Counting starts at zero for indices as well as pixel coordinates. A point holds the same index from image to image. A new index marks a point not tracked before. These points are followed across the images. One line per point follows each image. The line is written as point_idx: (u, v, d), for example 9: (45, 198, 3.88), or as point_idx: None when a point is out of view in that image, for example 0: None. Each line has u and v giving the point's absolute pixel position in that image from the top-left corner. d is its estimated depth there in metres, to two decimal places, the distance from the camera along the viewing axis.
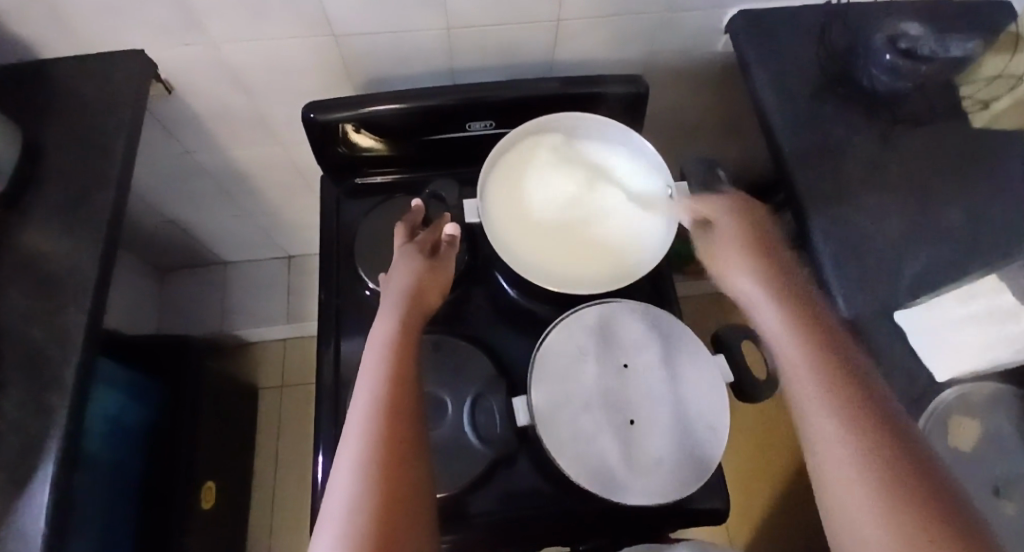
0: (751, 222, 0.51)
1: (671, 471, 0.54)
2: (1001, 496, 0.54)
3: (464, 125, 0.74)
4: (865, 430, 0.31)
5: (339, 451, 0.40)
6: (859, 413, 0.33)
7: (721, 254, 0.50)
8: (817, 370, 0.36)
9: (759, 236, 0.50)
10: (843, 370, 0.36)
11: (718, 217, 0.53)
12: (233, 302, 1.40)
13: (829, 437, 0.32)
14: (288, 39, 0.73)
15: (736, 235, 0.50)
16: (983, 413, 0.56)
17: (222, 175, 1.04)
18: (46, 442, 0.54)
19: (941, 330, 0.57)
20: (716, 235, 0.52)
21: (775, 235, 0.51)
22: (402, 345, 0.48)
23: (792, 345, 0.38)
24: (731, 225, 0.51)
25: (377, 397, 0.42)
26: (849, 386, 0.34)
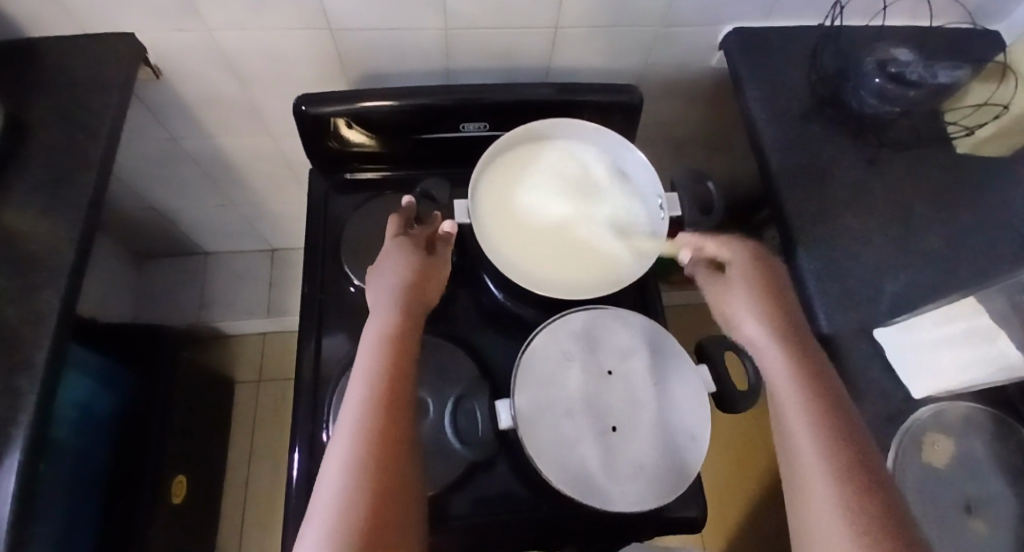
0: (764, 265, 0.55)
1: (650, 478, 0.54)
2: (972, 515, 0.52)
3: (457, 125, 0.74)
4: (847, 467, 0.37)
5: (328, 449, 0.40)
6: (843, 449, 0.39)
7: (731, 298, 0.54)
8: (810, 421, 0.41)
9: (772, 279, 0.54)
10: (836, 413, 0.42)
11: (732, 259, 0.57)
12: (214, 294, 1.38)
13: (815, 470, 0.38)
14: (284, 30, 0.73)
15: (748, 278, 0.54)
16: (958, 433, 0.56)
17: (209, 163, 1.03)
18: (9, 428, 0.52)
19: (919, 349, 0.57)
20: (726, 278, 0.56)
21: (785, 281, 0.55)
22: (396, 341, 0.47)
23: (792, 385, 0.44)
24: (743, 268, 0.55)
25: (370, 395, 0.42)
26: (840, 430, 0.40)
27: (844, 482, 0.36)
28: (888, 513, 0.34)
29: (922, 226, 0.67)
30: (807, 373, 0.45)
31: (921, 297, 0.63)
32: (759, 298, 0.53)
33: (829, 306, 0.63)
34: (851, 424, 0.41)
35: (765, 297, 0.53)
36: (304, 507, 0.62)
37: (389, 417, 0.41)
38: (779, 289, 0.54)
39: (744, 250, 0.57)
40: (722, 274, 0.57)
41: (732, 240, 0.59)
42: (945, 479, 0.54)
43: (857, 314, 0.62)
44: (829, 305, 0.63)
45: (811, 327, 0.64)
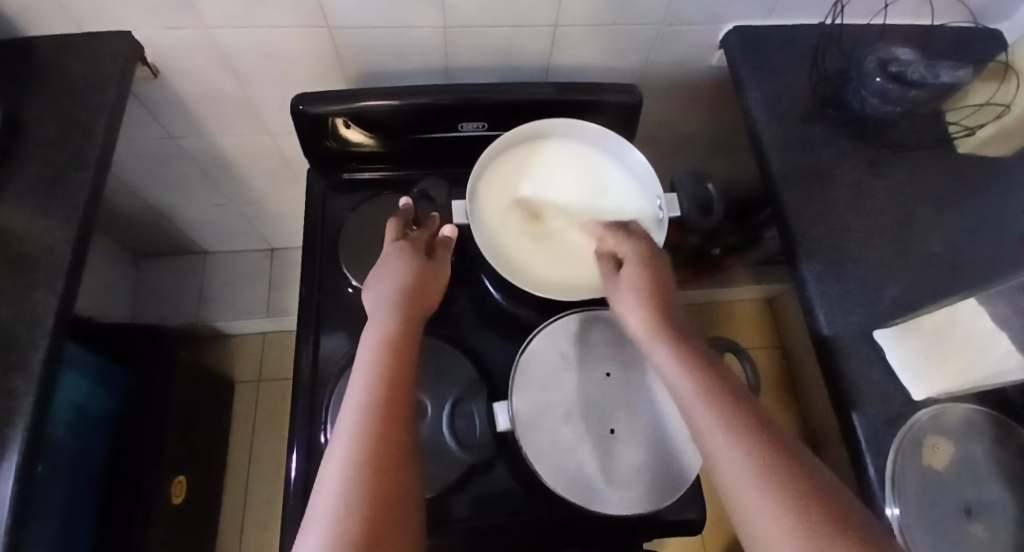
0: (653, 260, 0.53)
1: (650, 482, 0.53)
2: (971, 518, 0.52)
3: (456, 125, 0.74)
4: (766, 466, 0.34)
5: (327, 453, 0.40)
6: (749, 426, 0.37)
7: (621, 298, 0.51)
8: (713, 404, 0.38)
9: (658, 274, 0.51)
10: (734, 402, 0.38)
11: (628, 258, 0.54)
12: (212, 293, 1.37)
13: (738, 466, 0.35)
14: (282, 29, 0.72)
15: (635, 278, 0.51)
16: (958, 436, 0.55)
17: (207, 162, 1.02)
18: (6, 429, 0.51)
19: (917, 351, 0.57)
20: (619, 276, 0.53)
21: (670, 274, 0.52)
22: (395, 346, 0.47)
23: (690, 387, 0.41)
24: (635, 267, 0.52)
25: (369, 399, 0.42)
26: (739, 414, 0.38)
27: (770, 487, 0.33)
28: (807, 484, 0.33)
29: (923, 228, 0.67)
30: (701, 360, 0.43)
31: (921, 299, 0.62)
32: (649, 295, 0.49)
33: (829, 308, 0.62)
34: (751, 413, 0.38)
35: (654, 289, 0.50)
36: (301, 509, 0.61)
37: (388, 423, 0.40)
38: (664, 279, 0.51)
39: (637, 247, 0.54)
40: (616, 272, 0.54)
41: (625, 239, 0.57)
42: (945, 483, 0.54)
43: (857, 315, 0.62)
44: (828, 307, 0.62)
45: (811, 329, 0.64)
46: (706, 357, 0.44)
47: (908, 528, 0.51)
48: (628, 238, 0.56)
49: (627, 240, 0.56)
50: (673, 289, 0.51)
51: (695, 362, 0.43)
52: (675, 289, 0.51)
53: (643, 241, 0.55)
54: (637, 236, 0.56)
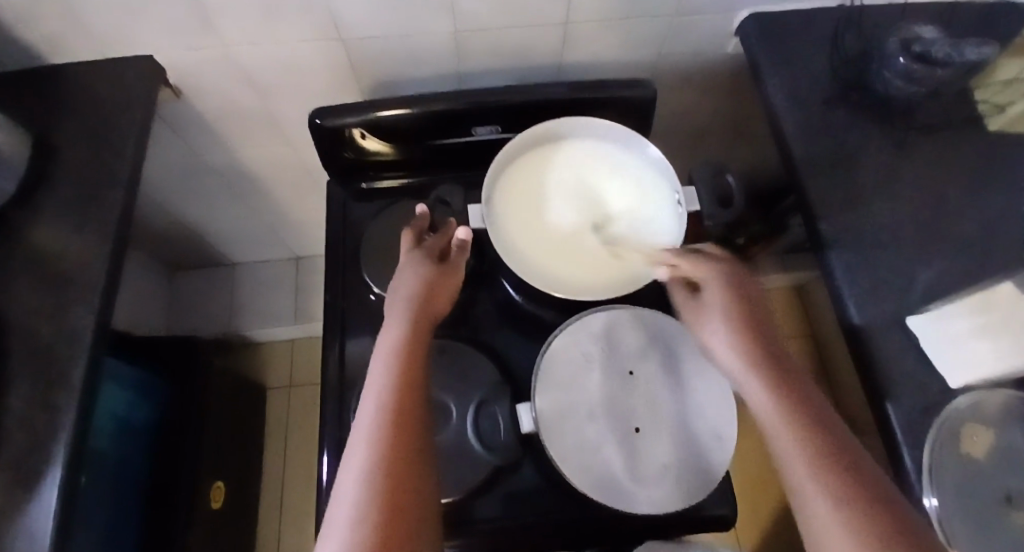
0: (738, 285, 0.53)
1: (677, 480, 0.53)
2: (1012, 505, 0.50)
3: (470, 129, 0.74)
4: (856, 512, 0.35)
5: (346, 458, 0.41)
6: (837, 474, 0.37)
7: (707, 322, 0.52)
8: (801, 446, 0.40)
9: (746, 298, 0.52)
10: (824, 445, 0.39)
11: (706, 280, 0.55)
12: (241, 302, 1.41)
13: (824, 517, 0.36)
14: (296, 43, 0.74)
15: (723, 302, 0.52)
16: (996, 423, 0.54)
17: (230, 176, 1.05)
18: (53, 441, 0.54)
19: (951, 338, 0.55)
20: (703, 300, 0.54)
21: (762, 302, 0.53)
22: (408, 355, 0.48)
23: (779, 420, 0.42)
24: (720, 292, 0.53)
25: (386, 406, 0.43)
26: (829, 458, 0.39)
27: (859, 523, 0.34)
28: (900, 538, 0.33)
29: (956, 211, 0.64)
30: (792, 396, 0.44)
31: (957, 284, 0.60)
32: (738, 322, 0.51)
33: (858, 296, 0.61)
34: (839, 449, 0.39)
35: (741, 315, 0.51)
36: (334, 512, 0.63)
37: (402, 431, 0.41)
38: (752, 304, 0.52)
39: (716, 268, 0.55)
40: (698, 296, 0.55)
41: (698, 258, 0.57)
42: (984, 470, 0.52)
43: (888, 303, 0.60)
44: (859, 296, 0.61)
45: (841, 319, 0.63)
46: (797, 391, 0.44)
47: (948, 518, 0.50)
48: (703, 260, 0.56)
49: (706, 260, 0.56)
50: (765, 315, 0.52)
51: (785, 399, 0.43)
52: (766, 313, 0.52)
53: (722, 262, 0.55)
54: (720, 258, 0.57)
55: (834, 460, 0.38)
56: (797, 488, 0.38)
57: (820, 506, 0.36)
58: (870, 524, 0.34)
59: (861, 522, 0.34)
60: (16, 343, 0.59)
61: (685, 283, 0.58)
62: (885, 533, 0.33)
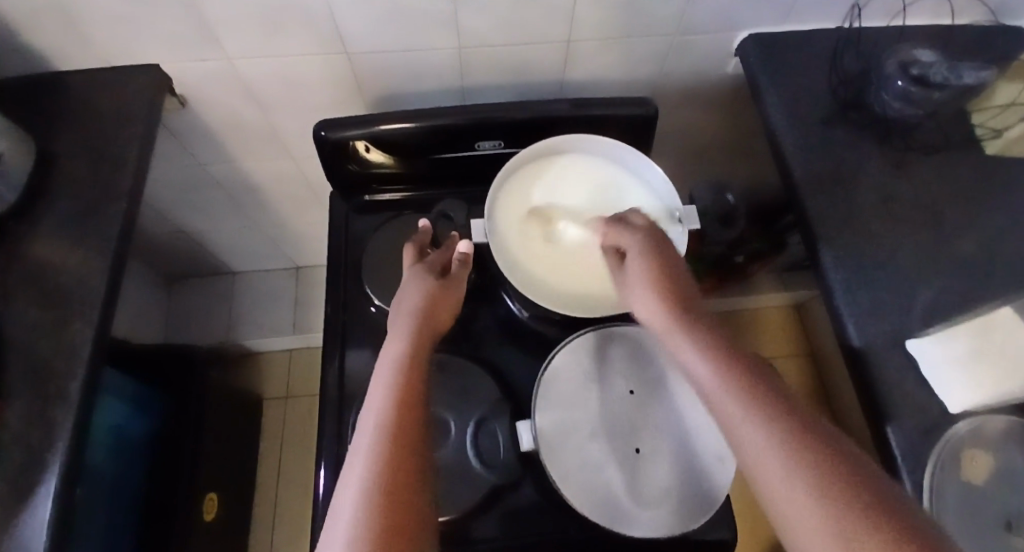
0: (659, 246, 0.54)
1: (679, 502, 0.53)
2: (1012, 531, 0.50)
3: (473, 144, 0.75)
4: (792, 443, 0.35)
5: (345, 475, 0.41)
6: (770, 410, 0.37)
7: (632, 288, 0.52)
8: (732, 391, 0.39)
9: (663, 255, 0.53)
10: (755, 385, 0.39)
11: (630, 247, 0.55)
12: (240, 311, 1.41)
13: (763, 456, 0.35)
14: (302, 56, 0.75)
15: (643, 266, 0.52)
16: (996, 447, 0.54)
17: (232, 186, 1.05)
18: (48, 454, 0.53)
19: (951, 363, 0.55)
20: (627, 270, 0.54)
21: (683, 268, 0.53)
22: (408, 370, 0.47)
23: (714, 381, 0.41)
24: (640, 255, 0.53)
25: (385, 420, 0.43)
26: (760, 397, 0.38)
27: (779, 439, 0.35)
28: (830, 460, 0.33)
29: (955, 232, 0.65)
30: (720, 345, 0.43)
31: (956, 306, 0.60)
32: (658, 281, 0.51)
33: (859, 317, 0.61)
34: (767, 388, 0.39)
35: (662, 273, 0.51)
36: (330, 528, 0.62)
37: (402, 447, 0.41)
38: (673, 264, 0.52)
39: (638, 236, 0.56)
40: (625, 272, 0.54)
41: (623, 231, 0.58)
42: (983, 495, 0.52)
43: (887, 324, 0.60)
44: (859, 316, 0.61)
45: (840, 340, 0.62)
46: (723, 341, 0.44)
47: None
48: (628, 232, 0.56)
49: (629, 231, 0.57)
50: (686, 273, 0.52)
51: (714, 349, 0.43)
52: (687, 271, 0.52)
53: (645, 230, 0.56)
54: (640, 226, 0.57)
55: (764, 398, 0.38)
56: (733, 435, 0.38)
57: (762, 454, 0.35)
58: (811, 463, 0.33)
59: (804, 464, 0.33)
60: (16, 355, 0.58)
61: (614, 256, 0.58)
62: (807, 456, 0.34)
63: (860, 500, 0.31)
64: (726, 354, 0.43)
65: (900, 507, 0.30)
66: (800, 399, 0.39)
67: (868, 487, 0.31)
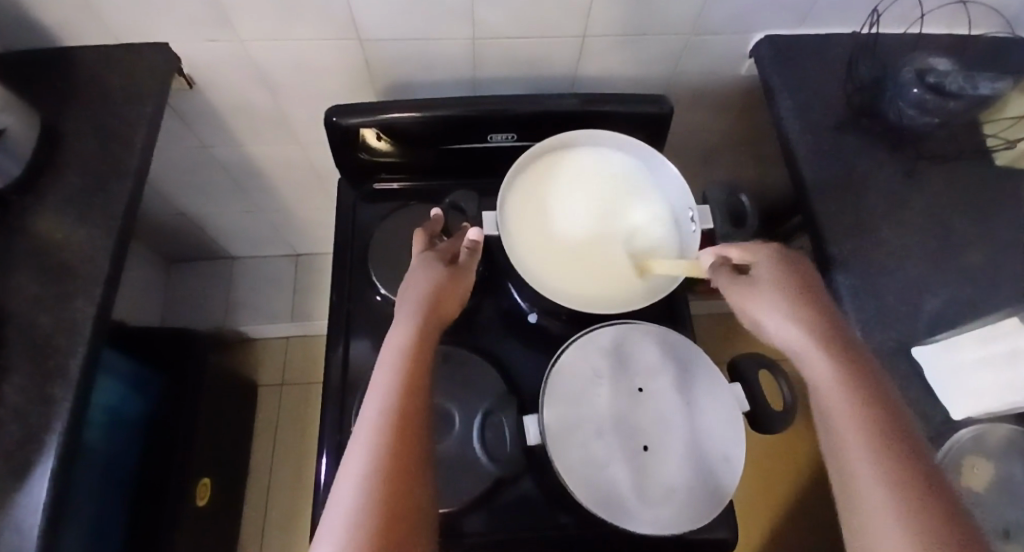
0: (796, 268, 0.50)
1: (683, 501, 0.53)
2: (1003, 535, 0.53)
3: (485, 136, 0.74)
4: (918, 509, 0.33)
5: (345, 460, 0.40)
6: (901, 468, 0.35)
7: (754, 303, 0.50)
8: (864, 438, 0.37)
9: (802, 279, 0.50)
10: (889, 439, 0.37)
11: (758, 261, 0.52)
12: (238, 297, 1.40)
13: (878, 509, 0.34)
14: (314, 41, 0.74)
15: (776, 284, 0.49)
16: (998, 456, 0.54)
17: (236, 170, 1.04)
18: (46, 432, 0.53)
19: (954, 372, 0.55)
20: (752, 281, 0.51)
21: (822, 290, 0.49)
22: (414, 358, 0.47)
23: (839, 409, 0.39)
24: (772, 273, 0.50)
25: (391, 407, 0.42)
26: (895, 450, 0.36)
27: (900, 496, 0.34)
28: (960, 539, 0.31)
29: (962, 242, 0.65)
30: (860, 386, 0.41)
31: (962, 315, 0.60)
32: (794, 303, 0.48)
33: (867, 322, 0.60)
34: (905, 443, 0.37)
35: (797, 296, 0.48)
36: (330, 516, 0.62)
37: (405, 436, 0.40)
38: (813, 290, 0.49)
39: (771, 251, 0.52)
40: (748, 276, 0.52)
41: (753, 243, 0.54)
42: (980, 502, 0.53)
43: (895, 331, 0.60)
44: (866, 321, 0.61)
45: None
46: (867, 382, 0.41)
47: None
48: (760, 242, 0.53)
49: (760, 244, 0.53)
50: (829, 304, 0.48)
51: (853, 389, 0.40)
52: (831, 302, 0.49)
53: (780, 247, 0.52)
54: (773, 243, 0.53)
55: (897, 453, 0.36)
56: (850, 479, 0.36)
57: (876, 508, 0.34)
58: (927, 513, 0.32)
59: (916, 512, 0.32)
60: (14, 331, 0.57)
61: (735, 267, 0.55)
62: (930, 525, 0.32)
63: None
64: (866, 396, 0.40)
65: None
66: (943, 468, 0.36)
67: None
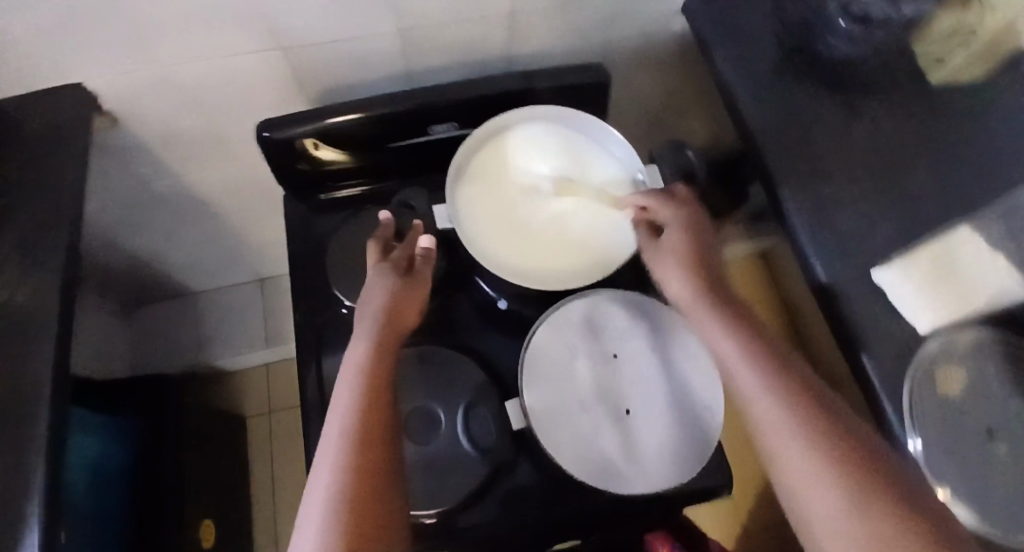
0: (698, 227, 0.56)
1: (671, 457, 0.53)
2: (994, 439, 0.51)
3: (427, 129, 0.73)
4: (827, 443, 0.37)
5: (310, 487, 0.39)
6: (811, 412, 0.39)
7: (667, 264, 0.55)
8: (775, 389, 0.42)
9: (702, 239, 0.56)
10: (800, 386, 0.42)
11: (670, 223, 0.57)
12: (209, 330, 1.36)
13: (799, 453, 0.37)
14: (237, 56, 0.71)
15: (684, 246, 0.55)
16: (970, 362, 0.54)
17: (182, 201, 1.00)
18: (20, 500, 0.51)
19: (912, 287, 0.56)
20: (665, 245, 0.56)
21: (716, 248, 0.56)
22: (374, 374, 0.46)
23: (750, 369, 0.44)
24: (681, 235, 0.56)
25: (354, 427, 0.41)
26: (801, 396, 0.41)
27: (815, 436, 0.38)
28: (861, 459, 0.36)
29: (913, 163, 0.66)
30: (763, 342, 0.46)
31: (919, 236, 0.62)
32: (697, 266, 0.53)
33: (826, 256, 0.62)
34: (809, 389, 0.42)
35: (700, 260, 0.54)
36: None
37: (368, 456, 0.39)
38: (710, 251, 0.55)
39: (677, 212, 0.58)
40: (662, 241, 0.57)
41: (664, 203, 0.59)
42: (962, 410, 0.53)
43: (854, 261, 0.61)
44: (826, 256, 0.62)
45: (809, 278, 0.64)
46: (766, 338, 0.47)
47: (933, 461, 0.51)
48: (668, 204, 0.58)
49: (669, 205, 0.58)
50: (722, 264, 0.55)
51: (757, 347, 0.45)
52: (724, 262, 0.56)
53: (683, 206, 0.58)
54: (677, 202, 0.59)
55: (806, 401, 0.40)
56: (771, 432, 0.40)
57: (796, 450, 0.38)
58: (836, 444, 0.37)
59: (829, 450, 0.37)
60: None
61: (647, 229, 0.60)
62: (839, 455, 0.36)
63: (886, 493, 0.33)
64: (769, 351, 0.45)
65: (921, 504, 0.33)
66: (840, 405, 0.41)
67: (895, 485, 0.34)
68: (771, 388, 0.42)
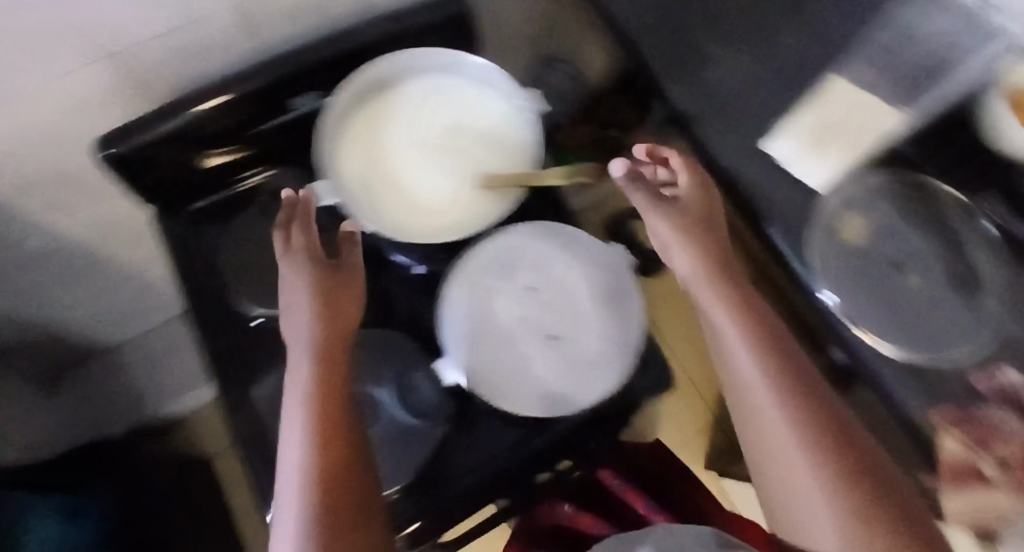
0: (708, 192, 0.53)
1: (599, 361, 0.61)
2: (898, 269, 0.53)
3: (287, 104, 0.68)
4: (832, 458, 0.36)
5: (278, 518, 0.39)
6: (817, 422, 0.38)
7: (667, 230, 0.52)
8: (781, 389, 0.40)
9: (709, 212, 0.52)
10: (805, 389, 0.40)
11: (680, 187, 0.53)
12: (140, 384, 1.24)
13: (798, 464, 0.37)
14: (51, 80, 0.56)
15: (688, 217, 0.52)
16: (865, 206, 0.53)
17: (47, 259, 0.86)
18: None
19: (804, 146, 0.50)
20: (668, 205, 0.53)
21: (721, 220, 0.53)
22: (326, 389, 0.45)
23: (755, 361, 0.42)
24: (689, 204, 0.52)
25: (315, 450, 0.41)
26: (804, 398, 0.40)
27: (817, 449, 0.37)
28: (864, 483, 0.35)
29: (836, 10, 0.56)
30: (762, 330, 0.44)
31: None
32: (697, 238, 0.51)
33: None
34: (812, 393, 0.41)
35: (700, 235, 0.51)
36: None
37: (340, 473, 0.40)
38: (712, 220, 0.53)
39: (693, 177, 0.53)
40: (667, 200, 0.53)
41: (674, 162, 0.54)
42: (862, 254, 0.53)
43: None
44: None
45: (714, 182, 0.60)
46: (768, 326, 0.45)
47: (848, 311, 0.49)
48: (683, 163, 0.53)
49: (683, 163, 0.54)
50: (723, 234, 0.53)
51: (760, 339, 0.44)
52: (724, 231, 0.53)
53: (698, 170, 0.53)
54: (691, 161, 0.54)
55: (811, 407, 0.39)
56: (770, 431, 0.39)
57: (795, 459, 0.37)
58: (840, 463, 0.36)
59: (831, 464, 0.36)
60: None
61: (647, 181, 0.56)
62: (844, 476, 0.36)
63: (885, 519, 0.33)
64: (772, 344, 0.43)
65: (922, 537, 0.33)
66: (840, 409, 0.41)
67: (894, 509, 0.34)
68: (775, 384, 0.41)
